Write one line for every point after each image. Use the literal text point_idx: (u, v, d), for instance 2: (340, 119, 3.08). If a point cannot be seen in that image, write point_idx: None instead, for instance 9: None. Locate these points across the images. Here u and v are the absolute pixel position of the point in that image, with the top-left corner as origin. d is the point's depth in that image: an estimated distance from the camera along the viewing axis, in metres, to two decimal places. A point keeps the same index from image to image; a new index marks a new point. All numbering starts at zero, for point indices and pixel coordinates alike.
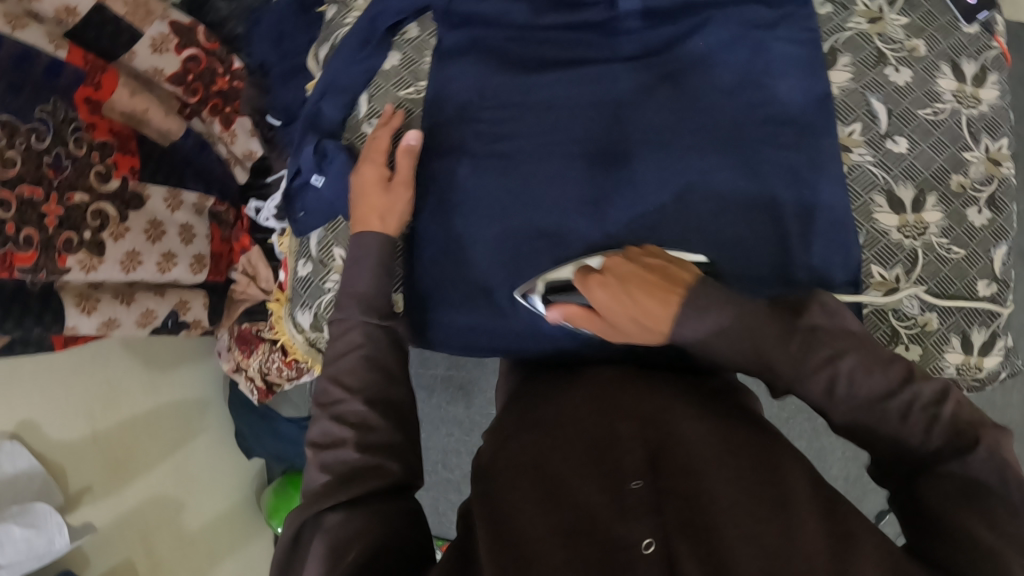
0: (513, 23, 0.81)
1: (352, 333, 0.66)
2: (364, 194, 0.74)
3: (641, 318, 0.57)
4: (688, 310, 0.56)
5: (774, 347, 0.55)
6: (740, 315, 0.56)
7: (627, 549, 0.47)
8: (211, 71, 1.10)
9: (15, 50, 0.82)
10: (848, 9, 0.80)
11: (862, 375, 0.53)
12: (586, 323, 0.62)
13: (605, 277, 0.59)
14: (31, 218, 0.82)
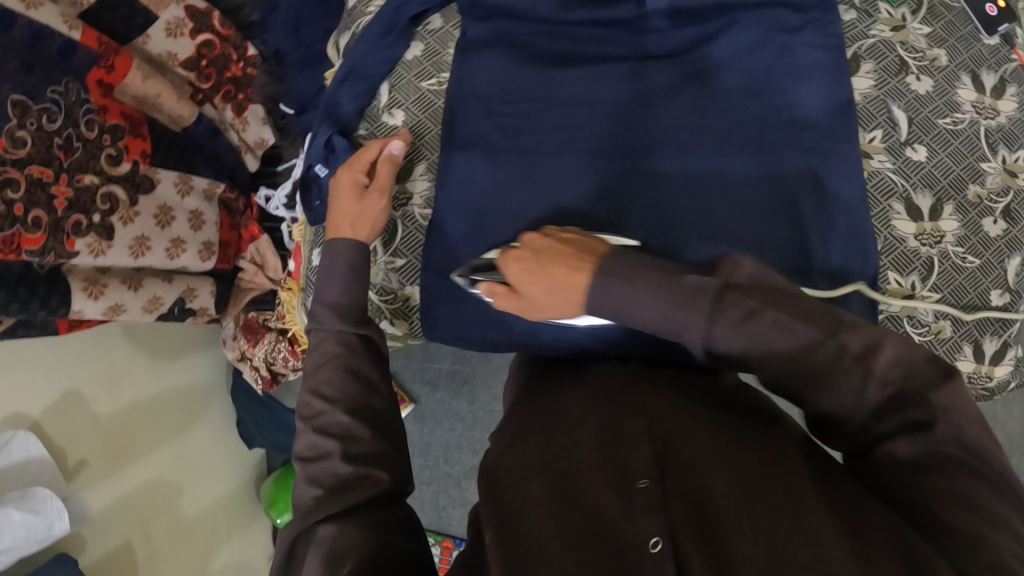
0: (539, 17, 0.81)
1: (325, 342, 0.66)
2: (338, 200, 0.74)
3: (553, 290, 0.56)
4: (598, 275, 0.54)
5: (686, 306, 0.50)
6: (654, 277, 0.52)
7: (636, 550, 0.47)
8: (224, 57, 1.08)
9: (29, 28, 0.80)
10: (871, 16, 0.80)
11: (782, 330, 0.48)
12: (506, 301, 0.61)
13: (520, 252, 0.59)
14: (40, 199, 0.81)
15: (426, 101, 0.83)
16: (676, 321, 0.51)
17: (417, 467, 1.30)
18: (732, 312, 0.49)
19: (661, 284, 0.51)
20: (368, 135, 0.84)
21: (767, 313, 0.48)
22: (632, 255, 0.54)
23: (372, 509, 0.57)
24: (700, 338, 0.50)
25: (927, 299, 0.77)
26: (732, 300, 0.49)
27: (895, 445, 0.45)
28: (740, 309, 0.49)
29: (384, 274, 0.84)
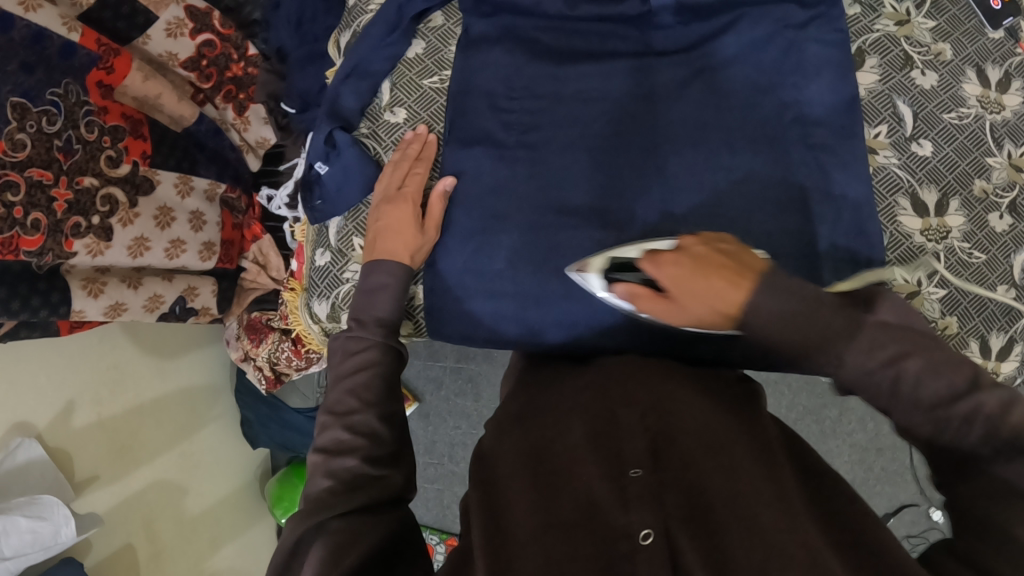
0: (544, 13, 0.81)
1: (366, 352, 0.65)
2: (393, 232, 0.74)
3: (717, 305, 0.54)
4: (762, 298, 0.53)
5: (841, 337, 0.52)
6: (810, 303, 0.53)
7: (626, 540, 0.46)
8: (225, 56, 1.08)
9: (29, 29, 0.80)
10: (876, 11, 0.80)
11: (930, 376, 0.50)
12: (649, 303, 0.58)
13: (679, 256, 0.56)
14: (40, 202, 0.80)
15: (428, 99, 0.83)
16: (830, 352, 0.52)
17: (422, 465, 1.30)
18: (880, 354, 0.51)
19: (830, 314, 0.53)
20: (368, 133, 0.84)
21: (907, 361, 0.50)
22: (794, 282, 0.54)
23: (374, 505, 0.56)
24: (850, 371, 0.52)
25: (934, 295, 0.76)
26: (876, 338, 0.52)
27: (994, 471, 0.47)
28: (886, 352, 0.51)
29: None
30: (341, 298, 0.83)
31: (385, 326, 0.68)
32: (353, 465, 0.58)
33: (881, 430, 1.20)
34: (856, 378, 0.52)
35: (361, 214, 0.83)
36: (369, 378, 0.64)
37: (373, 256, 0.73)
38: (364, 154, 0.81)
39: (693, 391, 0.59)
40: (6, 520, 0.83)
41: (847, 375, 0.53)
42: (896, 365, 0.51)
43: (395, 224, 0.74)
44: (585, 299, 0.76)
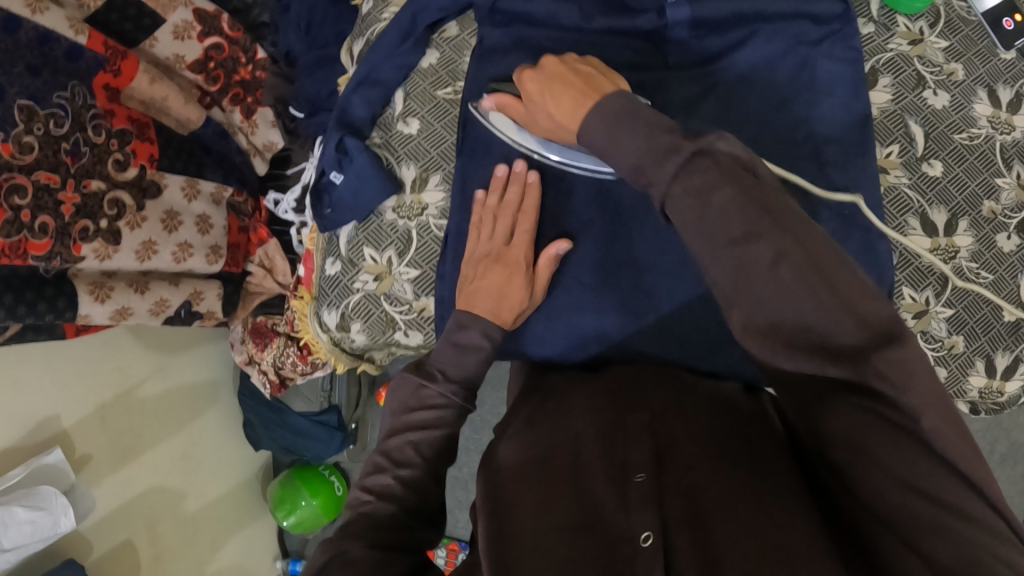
0: (560, 25, 0.80)
1: (441, 411, 0.63)
2: (484, 290, 0.71)
3: (555, 114, 0.63)
4: (593, 114, 0.57)
5: (654, 160, 0.51)
6: (628, 120, 0.54)
7: (630, 542, 0.48)
8: (233, 59, 1.07)
9: (36, 31, 0.79)
10: (889, 30, 0.80)
11: (735, 210, 0.46)
12: (512, 109, 0.71)
13: (537, 74, 0.66)
14: (48, 204, 0.79)
15: (442, 110, 0.83)
16: (643, 172, 0.52)
17: None
18: (687, 184, 0.48)
19: (655, 136, 0.52)
20: (381, 143, 0.84)
21: (717, 192, 0.47)
22: (623, 97, 0.57)
23: (396, 542, 0.56)
24: (660, 194, 0.51)
25: (940, 314, 0.77)
26: (694, 164, 0.49)
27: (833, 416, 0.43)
28: (692, 185, 0.48)
29: (399, 284, 0.82)
30: (351, 308, 0.84)
31: (462, 384, 0.65)
32: (391, 482, 0.60)
33: None
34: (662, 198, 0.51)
35: (373, 225, 0.83)
36: (439, 439, 0.63)
37: (469, 305, 0.70)
38: (376, 161, 0.80)
39: (696, 404, 0.61)
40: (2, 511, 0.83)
41: (659, 201, 0.51)
42: (699, 198, 0.48)
43: (505, 280, 0.71)
44: (593, 311, 0.77)
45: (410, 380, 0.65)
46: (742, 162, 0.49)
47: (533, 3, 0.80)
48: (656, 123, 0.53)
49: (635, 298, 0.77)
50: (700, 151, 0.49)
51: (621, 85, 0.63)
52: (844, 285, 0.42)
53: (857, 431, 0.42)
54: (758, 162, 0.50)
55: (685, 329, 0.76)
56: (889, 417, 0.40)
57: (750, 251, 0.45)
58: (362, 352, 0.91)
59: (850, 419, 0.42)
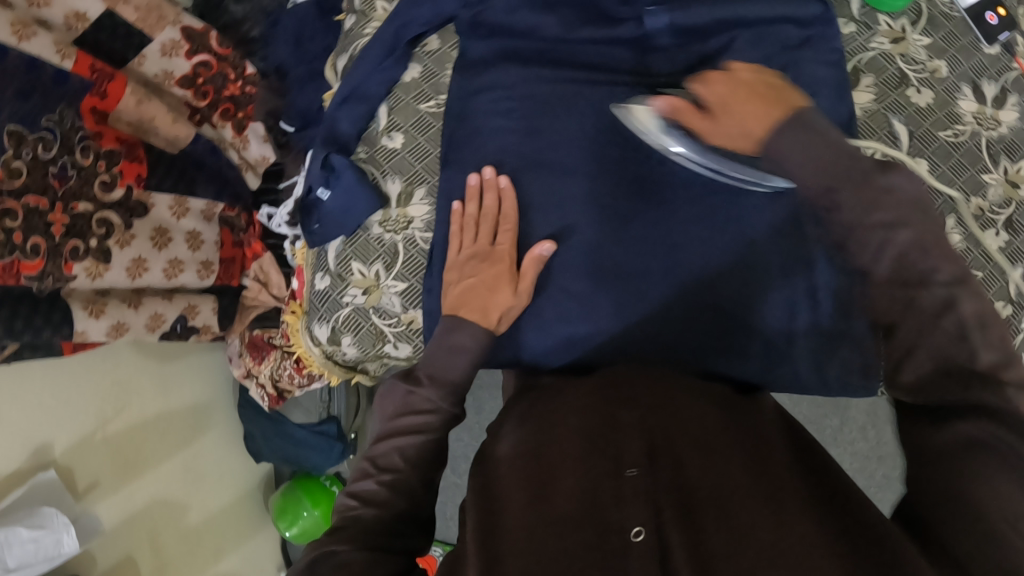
0: (542, 36, 0.80)
1: (429, 417, 0.62)
2: (473, 291, 0.71)
3: (746, 123, 0.63)
4: (783, 129, 0.60)
5: (847, 187, 0.57)
6: (824, 142, 0.59)
7: (621, 534, 0.49)
8: (222, 75, 1.08)
9: (22, 58, 0.80)
10: (871, 29, 0.80)
11: (917, 250, 0.53)
12: (689, 117, 0.68)
13: (730, 79, 0.66)
14: (38, 226, 0.81)
15: (425, 124, 0.83)
16: (830, 196, 0.58)
17: None
18: (874, 219, 0.55)
19: (851, 166, 0.57)
20: (366, 158, 0.84)
21: (899, 231, 0.54)
22: (809, 120, 0.60)
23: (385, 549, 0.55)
24: (845, 216, 0.57)
25: None
26: (883, 198, 0.55)
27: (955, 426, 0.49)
28: (881, 220, 0.55)
29: (387, 297, 0.83)
30: (341, 322, 0.85)
31: (449, 388, 0.64)
32: (375, 487, 0.59)
33: (882, 438, 1.22)
34: (848, 224, 0.57)
35: (360, 239, 0.83)
36: (426, 445, 0.61)
37: (454, 311, 0.70)
38: (362, 177, 0.81)
39: (687, 398, 0.62)
40: (6, 530, 0.84)
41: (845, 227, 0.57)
42: (883, 234, 0.55)
43: (492, 282, 0.72)
44: (579, 321, 0.77)
45: (399, 387, 0.65)
46: (924, 203, 0.55)
47: (515, 15, 0.80)
48: (836, 154, 0.58)
49: (627, 303, 0.76)
50: (890, 188, 0.55)
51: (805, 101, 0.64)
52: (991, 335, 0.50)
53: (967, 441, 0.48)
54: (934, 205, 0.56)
55: (674, 337, 0.76)
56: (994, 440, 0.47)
57: (923, 296, 0.53)
58: (355, 364, 0.92)
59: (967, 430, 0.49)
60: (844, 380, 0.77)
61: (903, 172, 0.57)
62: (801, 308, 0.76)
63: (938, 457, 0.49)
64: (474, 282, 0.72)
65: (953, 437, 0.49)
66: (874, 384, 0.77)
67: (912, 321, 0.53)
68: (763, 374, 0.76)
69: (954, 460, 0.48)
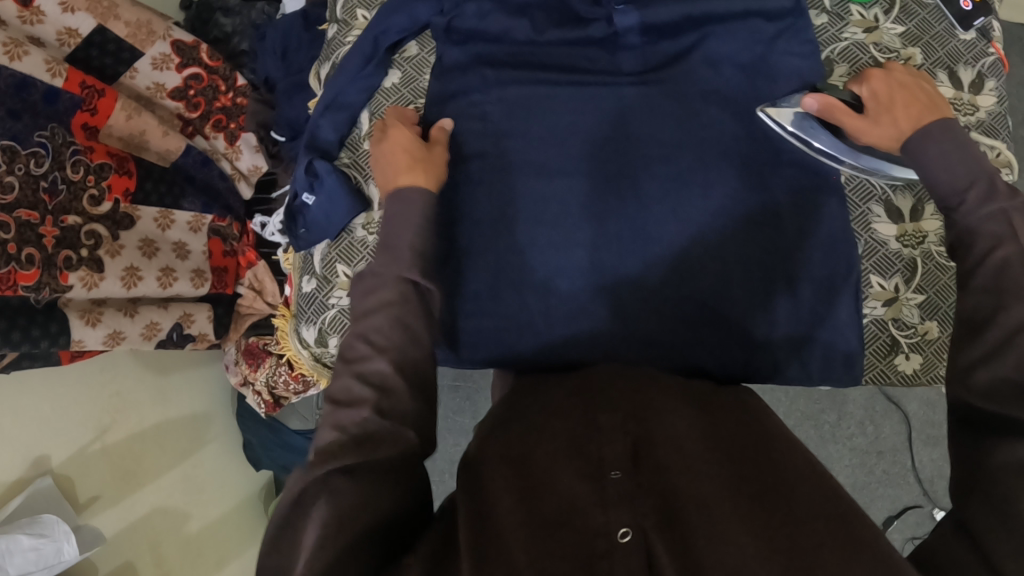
0: (515, 39, 0.82)
1: (381, 291, 0.60)
2: (390, 158, 0.73)
3: (895, 122, 0.67)
4: (934, 133, 0.64)
5: (977, 193, 0.58)
6: (977, 154, 0.61)
7: (606, 536, 0.46)
8: (213, 88, 1.12)
9: (13, 78, 0.83)
10: (843, 20, 0.81)
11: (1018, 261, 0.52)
12: (843, 113, 0.71)
13: (889, 79, 0.70)
14: (31, 238, 0.82)
15: None
16: (960, 197, 0.59)
17: None
18: (987, 228, 0.55)
19: (985, 176, 0.58)
20: (349, 163, 0.86)
21: (1003, 245, 0.53)
22: (960, 130, 0.63)
23: None
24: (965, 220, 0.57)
25: (912, 301, 0.78)
26: (996, 215, 0.55)
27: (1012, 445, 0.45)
28: (994, 231, 0.55)
29: None
30: (328, 324, 0.85)
31: None
32: None
33: (881, 433, 1.21)
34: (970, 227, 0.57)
35: (345, 242, 0.84)
36: None
37: (396, 182, 0.70)
38: (344, 181, 0.82)
39: (671, 400, 0.59)
40: (7, 539, 0.85)
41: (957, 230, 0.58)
42: (988, 242, 0.54)
43: (403, 142, 0.74)
44: (561, 316, 0.77)
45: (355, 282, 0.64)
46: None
47: (487, 20, 0.82)
48: (988, 172, 0.59)
49: (609, 294, 0.77)
50: (1002, 210, 0.55)
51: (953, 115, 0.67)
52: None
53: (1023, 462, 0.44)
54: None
55: (654, 330, 0.76)
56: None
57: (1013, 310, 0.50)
58: None
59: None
60: (827, 368, 0.77)
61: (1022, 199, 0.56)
62: (783, 298, 0.76)
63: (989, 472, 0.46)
64: (387, 150, 0.74)
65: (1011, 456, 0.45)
66: (857, 372, 0.77)
67: (1002, 329, 0.50)
68: (745, 364, 0.76)
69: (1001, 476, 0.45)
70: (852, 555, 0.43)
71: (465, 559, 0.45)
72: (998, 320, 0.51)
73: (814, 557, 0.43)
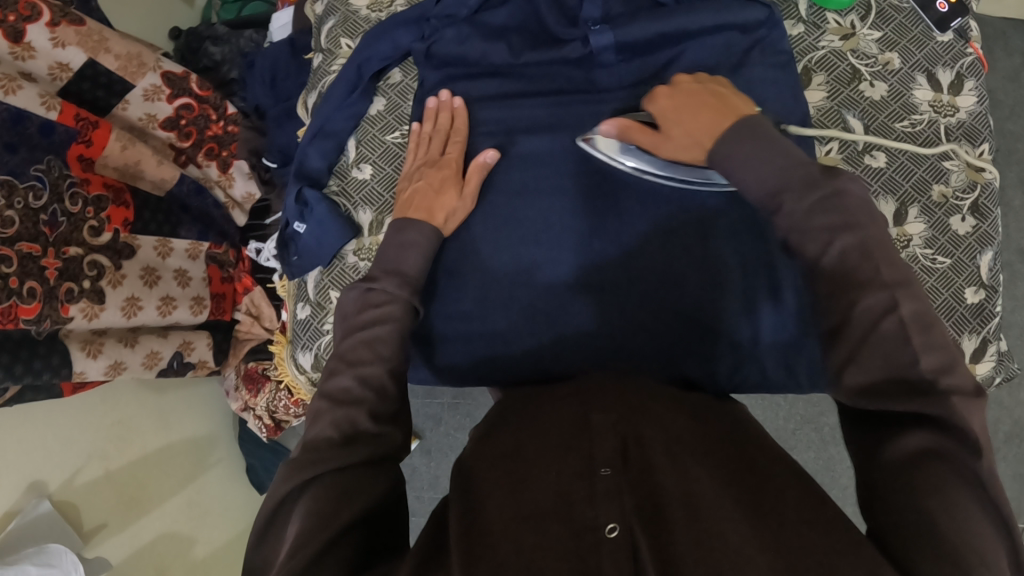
0: (493, 63, 0.83)
1: (388, 307, 0.63)
2: (420, 191, 0.74)
3: (694, 135, 0.67)
4: (738, 135, 0.62)
5: (792, 192, 0.57)
6: (784, 148, 0.59)
7: (594, 532, 0.47)
8: (204, 117, 1.13)
9: (8, 111, 0.84)
10: (820, 28, 0.82)
11: (856, 253, 0.53)
12: (641, 135, 0.73)
13: (672, 90, 0.71)
14: (33, 270, 0.83)
15: (392, 154, 0.86)
16: (778, 199, 0.58)
17: (426, 500, 1.31)
18: (816, 224, 0.55)
19: (798, 169, 0.58)
20: (338, 190, 0.87)
21: (840, 237, 0.53)
22: (758, 124, 0.62)
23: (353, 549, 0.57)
24: (784, 222, 0.57)
25: None
26: (820, 204, 0.55)
27: (909, 436, 0.48)
28: (825, 225, 0.54)
29: None
30: (323, 348, 0.86)
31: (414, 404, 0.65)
32: None
33: None
34: (795, 224, 0.56)
35: (337, 268, 0.85)
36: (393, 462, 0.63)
37: (402, 216, 0.73)
38: (333, 209, 0.84)
39: (664, 401, 0.60)
40: (16, 570, 0.84)
41: (784, 228, 0.58)
42: (824, 239, 0.54)
43: (438, 184, 0.75)
44: (547, 334, 0.78)
45: (357, 288, 0.65)
46: (869, 212, 0.55)
47: (466, 45, 0.83)
48: (804, 166, 0.58)
49: (593, 308, 0.78)
50: (835, 193, 0.55)
51: (754, 109, 0.66)
52: (903, 359, 0.50)
53: (924, 460, 0.47)
54: (876, 215, 0.55)
55: (640, 343, 0.77)
56: (941, 453, 0.47)
57: (865, 299, 0.52)
58: None
59: (920, 441, 0.47)
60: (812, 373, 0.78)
61: (848, 178, 0.56)
62: (766, 307, 0.77)
63: (891, 468, 0.48)
64: (420, 182, 0.75)
65: (903, 452, 0.48)
66: None
67: (857, 328, 0.52)
68: (731, 373, 0.77)
69: (910, 471, 0.47)
70: (832, 556, 0.44)
71: (455, 553, 0.47)
72: (856, 316, 0.52)
73: (797, 562, 0.43)
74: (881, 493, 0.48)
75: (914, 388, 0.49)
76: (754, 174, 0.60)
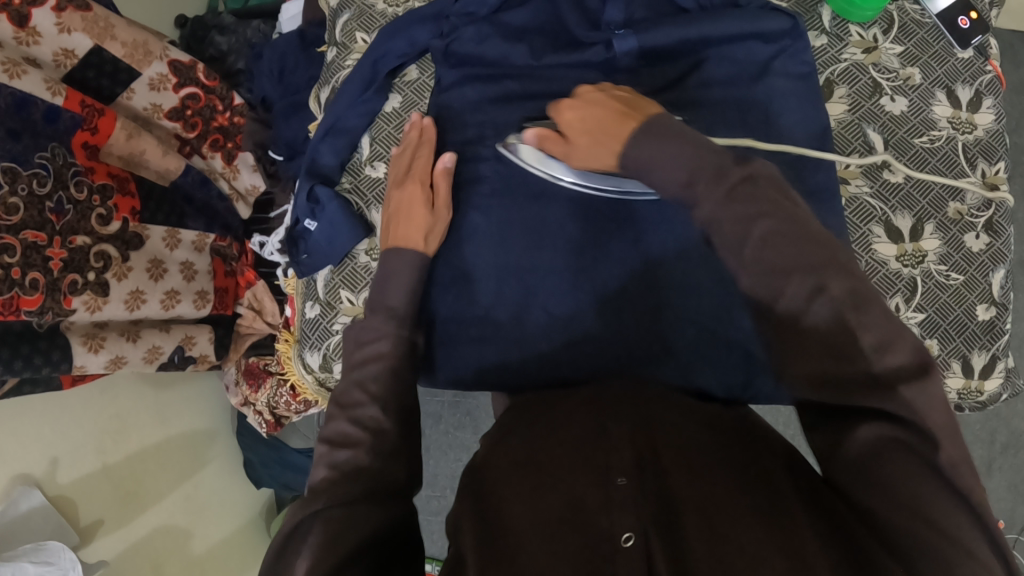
0: (513, 64, 0.82)
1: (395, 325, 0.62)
2: (400, 216, 0.74)
3: (603, 138, 0.62)
4: (649, 129, 0.58)
5: (703, 181, 0.54)
6: (695, 137, 0.56)
7: (608, 541, 0.46)
8: (210, 107, 1.11)
9: (13, 96, 0.81)
10: (843, 40, 0.81)
11: (777, 238, 0.50)
12: (554, 146, 0.68)
13: (575, 100, 0.67)
14: (36, 261, 0.81)
15: None
16: (691, 191, 0.55)
17: (423, 498, 1.30)
18: (732, 215, 0.52)
19: (705, 158, 0.54)
20: (351, 188, 0.86)
21: (760, 224, 0.50)
22: (663, 119, 0.58)
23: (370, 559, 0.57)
24: (702, 216, 0.54)
25: (913, 320, 0.78)
26: (728, 196, 0.52)
27: (864, 427, 0.46)
28: (740, 213, 0.51)
29: None
30: (333, 349, 0.85)
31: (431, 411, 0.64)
32: None
33: None
34: (710, 219, 0.53)
35: (348, 268, 0.84)
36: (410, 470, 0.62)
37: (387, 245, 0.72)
38: (345, 207, 0.83)
39: (683, 410, 0.59)
40: (13, 567, 0.83)
41: (702, 222, 0.54)
42: (741, 228, 0.51)
43: (408, 206, 0.74)
44: (562, 340, 0.78)
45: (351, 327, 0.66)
46: (785, 195, 0.52)
47: (485, 45, 0.82)
48: (713, 154, 0.54)
49: (608, 316, 0.77)
50: (747, 178, 0.52)
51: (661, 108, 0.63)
52: (841, 343, 0.46)
53: (882, 451, 0.45)
54: (794, 196, 0.53)
55: (654, 352, 0.77)
56: (908, 442, 0.44)
57: (788, 287, 0.49)
58: None
59: (875, 431, 0.45)
60: None
61: (763, 165, 0.53)
62: None
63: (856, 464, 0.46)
64: (396, 204, 0.75)
65: (860, 445, 0.46)
66: None
67: (788, 316, 0.49)
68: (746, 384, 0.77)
69: (875, 465, 0.45)
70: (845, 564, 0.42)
71: (471, 558, 0.47)
72: (786, 303, 0.49)
73: (813, 564, 0.42)
74: (851, 488, 0.46)
75: (861, 378, 0.46)
76: (665, 168, 0.56)
